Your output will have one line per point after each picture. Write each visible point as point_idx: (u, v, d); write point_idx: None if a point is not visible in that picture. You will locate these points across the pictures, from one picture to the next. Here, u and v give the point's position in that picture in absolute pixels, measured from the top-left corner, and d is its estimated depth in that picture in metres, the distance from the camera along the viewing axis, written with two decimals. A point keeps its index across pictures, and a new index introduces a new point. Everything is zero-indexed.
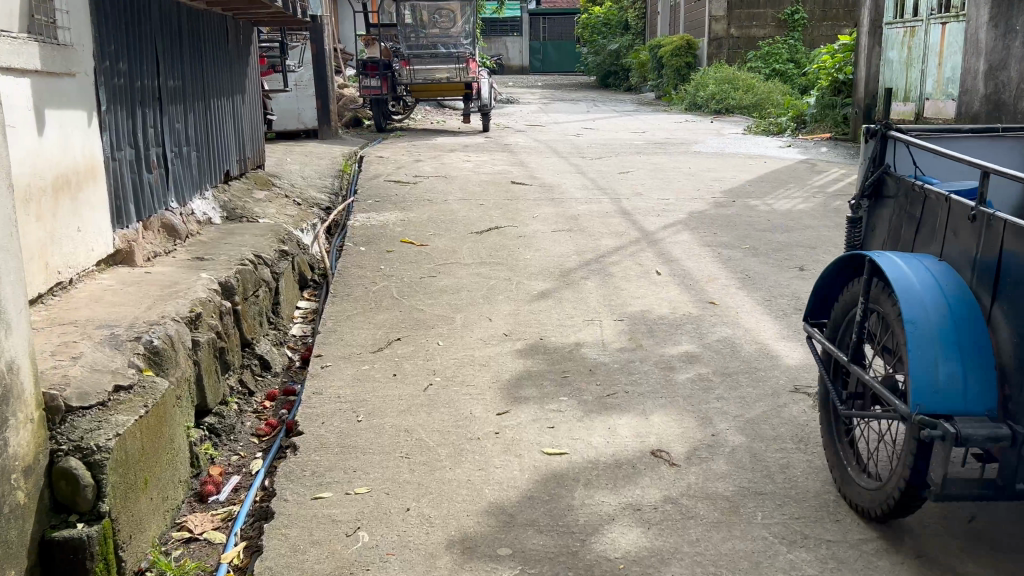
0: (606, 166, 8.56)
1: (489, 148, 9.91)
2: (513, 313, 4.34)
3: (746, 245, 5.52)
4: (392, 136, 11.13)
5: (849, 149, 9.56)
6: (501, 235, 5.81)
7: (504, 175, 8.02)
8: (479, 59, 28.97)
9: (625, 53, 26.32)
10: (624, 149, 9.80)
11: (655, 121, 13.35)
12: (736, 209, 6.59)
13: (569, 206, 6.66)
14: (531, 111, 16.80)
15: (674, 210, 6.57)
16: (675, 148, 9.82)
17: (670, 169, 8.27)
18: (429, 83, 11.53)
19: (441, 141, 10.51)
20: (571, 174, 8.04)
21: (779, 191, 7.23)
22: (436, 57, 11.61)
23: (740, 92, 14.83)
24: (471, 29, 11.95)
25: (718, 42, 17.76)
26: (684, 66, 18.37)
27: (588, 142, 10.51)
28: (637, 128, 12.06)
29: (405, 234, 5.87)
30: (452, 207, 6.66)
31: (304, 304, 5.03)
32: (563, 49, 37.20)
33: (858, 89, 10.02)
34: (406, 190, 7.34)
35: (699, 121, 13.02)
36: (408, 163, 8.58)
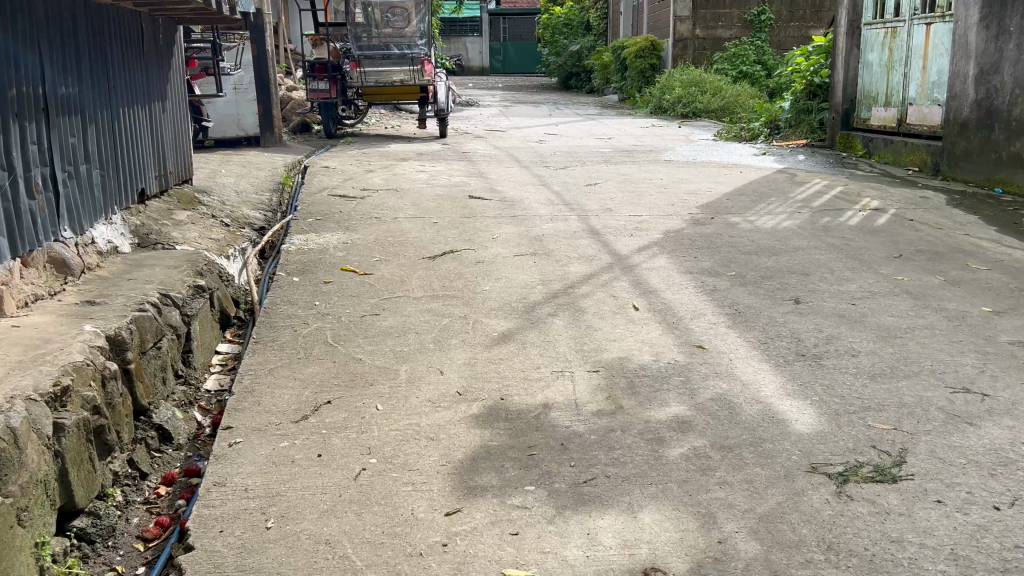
0: (572, 177, 7.93)
1: (446, 156, 9.24)
2: (468, 362, 3.67)
3: (732, 271, 4.92)
4: (342, 143, 10.40)
5: (827, 157, 9.04)
6: (456, 260, 5.15)
7: (461, 188, 7.35)
8: (437, 60, 28.24)
9: (587, 54, 25.81)
10: (590, 157, 9.18)
11: (622, 126, 12.80)
12: (716, 227, 6.00)
13: (532, 225, 6.02)
14: (491, 114, 16.14)
15: (648, 228, 5.96)
16: (644, 156, 9.22)
17: (641, 180, 7.67)
18: (382, 86, 10.85)
19: (394, 148, 9.81)
20: (535, 186, 7.40)
21: (761, 205, 6.66)
22: (390, 58, 10.85)
23: (708, 95, 14.35)
24: (427, 28, 11.13)
25: (683, 43, 17.13)
26: (649, 68, 17.87)
27: (552, 149, 9.89)
28: (604, 134, 11.47)
29: (347, 260, 5.17)
30: (403, 226, 5.98)
31: (224, 348, 4.31)
32: (524, 50, 36.63)
33: (835, 93, 9.53)
34: (352, 205, 6.63)
35: (667, 126, 12.50)
36: (357, 174, 7.87)
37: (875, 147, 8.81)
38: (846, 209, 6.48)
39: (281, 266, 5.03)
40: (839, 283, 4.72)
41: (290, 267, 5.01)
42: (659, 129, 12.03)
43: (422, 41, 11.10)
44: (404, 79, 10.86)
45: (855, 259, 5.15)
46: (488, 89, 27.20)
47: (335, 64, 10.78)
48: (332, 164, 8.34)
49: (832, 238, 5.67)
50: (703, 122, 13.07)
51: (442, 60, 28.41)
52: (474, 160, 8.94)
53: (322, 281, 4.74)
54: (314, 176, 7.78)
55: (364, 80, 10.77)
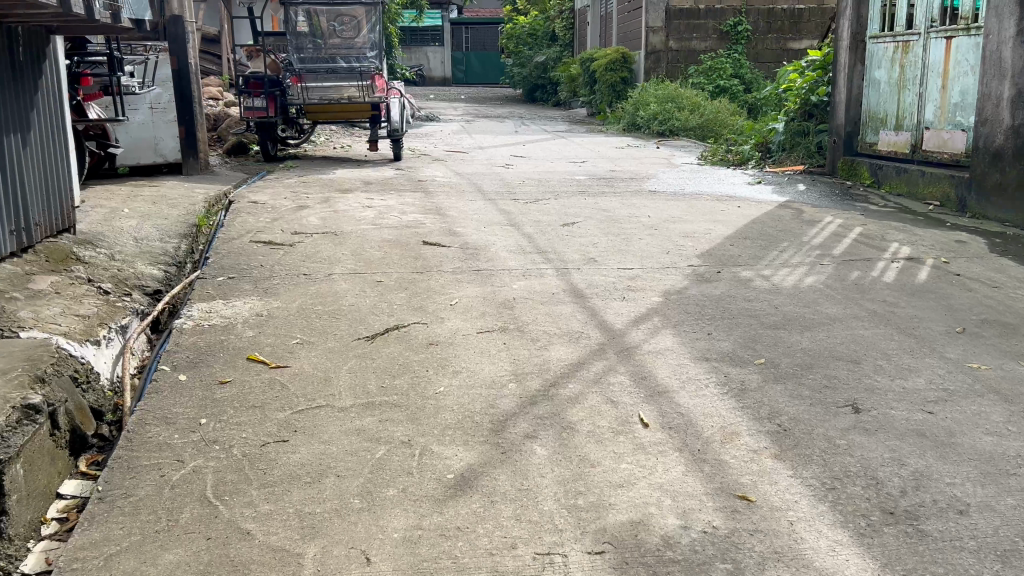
0: (544, 213, 6.79)
1: (399, 185, 8.04)
2: (409, 534, 2.49)
3: (760, 356, 3.80)
4: (280, 168, 9.15)
5: (830, 187, 8.03)
6: (401, 340, 3.96)
7: (415, 228, 6.18)
8: (397, 71, 27.06)
9: (553, 66, 24.79)
10: (564, 186, 8.04)
11: (595, 146, 11.72)
12: (725, 285, 4.90)
13: (500, 284, 4.86)
14: (453, 131, 14.99)
15: (644, 288, 4.83)
16: (624, 184, 8.12)
17: (625, 218, 6.55)
18: (327, 103, 9.50)
19: (341, 175, 8.59)
20: (502, 227, 6.24)
21: (771, 252, 5.58)
22: (335, 73, 9.66)
23: (685, 111, 13.37)
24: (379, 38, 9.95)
25: (656, 56, 16.24)
26: (620, 81, 16.88)
27: (520, 176, 8.76)
28: (577, 156, 10.37)
29: (259, 342, 3.96)
30: (338, 286, 4.78)
31: (69, 489, 3.06)
32: (487, 61, 35.56)
33: (836, 114, 8.56)
34: (278, 255, 5.42)
35: (644, 146, 11.45)
36: (291, 211, 6.65)
37: (884, 176, 7.80)
38: (875, 259, 5.42)
39: (168, 353, 3.81)
40: (901, 375, 3.63)
41: (181, 356, 3.78)
42: (636, 151, 10.96)
43: (372, 53, 9.94)
44: (352, 96, 9.54)
45: (911, 337, 4.05)
46: (450, 102, 26.08)
47: (274, 79, 9.48)
48: (264, 197, 7.11)
49: (870, 301, 4.59)
50: (682, 142, 12.03)
51: (402, 71, 27.21)
52: (430, 190, 7.75)
53: (219, 381, 3.53)
54: (239, 214, 6.53)
55: (306, 96, 9.51)
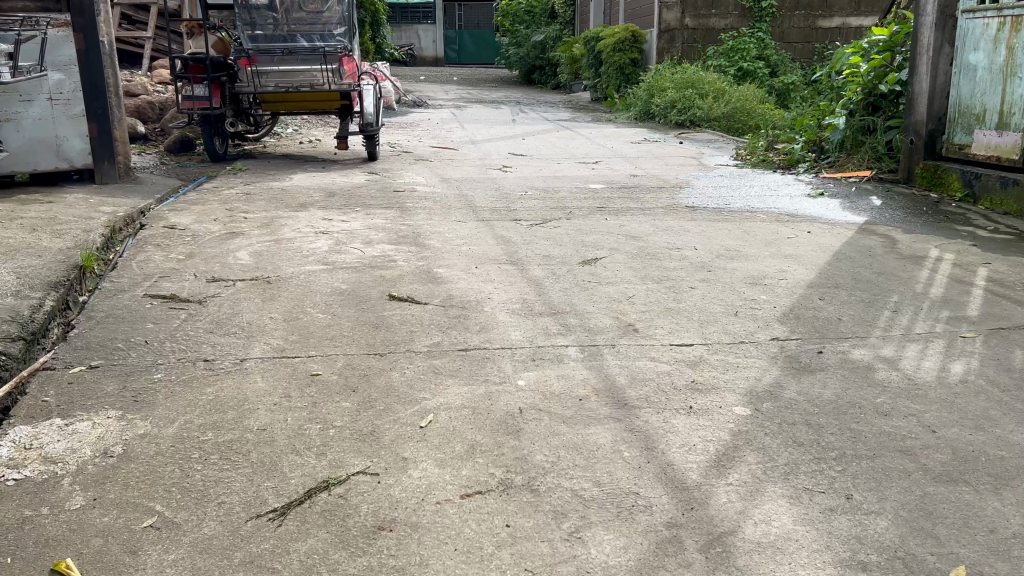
0: (554, 242, 5.15)
1: (369, 197, 6.38)
2: None
3: (955, 562, 2.18)
4: (227, 171, 7.46)
5: (912, 201, 6.39)
6: (332, 517, 2.33)
7: (381, 270, 4.54)
8: (385, 51, 25.28)
9: (551, 45, 22.99)
10: (576, 200, 6.38)
11: (607, 141, 10.06)
12: (835, 380, 3.27)
13: (499, 378, 3.22)
14: (443, 120, 13.29)
15: (717, 388, 3.18)
16: (653, 198, 6.46)
17: (663, 253, 4.91)
18: (285, 91, 7.78)
19: (299, 183, 6.92)
20: (500, 269, 4.60)
21: (881, 315, 3.95)
22: (294, 54, 7.74)
23: (708, 99, 11.72)
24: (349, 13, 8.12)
25: (670, 35, 14.54)
26: (629, 63, 15.19)
27: (522, 183, 7.10)
28: (588, 156, 8.69)
29: (87, 524, 2.30)
30: (251, 386, 3.13)
31: None
32: (480, 39, 33.64)
33: (912, 108, 6.91)
34: (178, 322, 3.75)
35: (665, 142, 9.79)
36: (218, 241, 4.99)
37: (983, 188, 6.18)
38: None
39: None
40: None
41: None
42: (657, 148, 9.31)
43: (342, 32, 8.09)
44: (314, 82, 7.74)
45: None
46: (441, 84, 24.28)
47: (219, 62, 7.74)
48: (188, 219, 5.44)
49: None
50: (706, 136, 10.39)
51: (390, 50, 25.33)
52: (406, 205, 6.09)
53: None
54: (146, 245, 4.86)
55: (259, 83, 7.74)
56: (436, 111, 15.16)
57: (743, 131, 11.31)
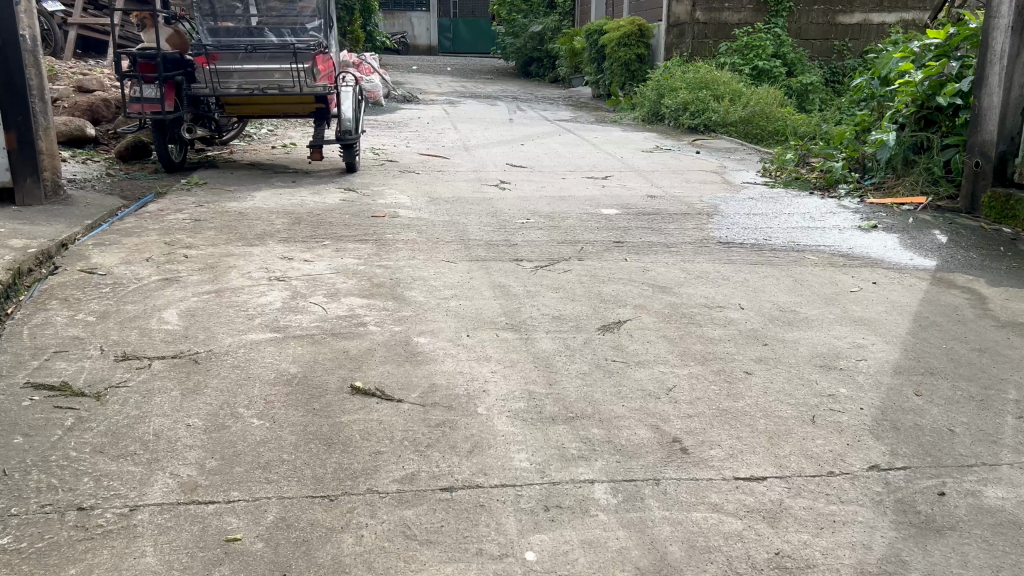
0: (564, 295, 4.16)
1: (339, 225, 5.37)
2: None
3: None
4: (179, 187, 6.43)
5: (984, 237, 5.40)
6: None
7: (344, 340, 3.54)
8: (375, 40, 24.13)
9: (550, 37, 21.95)
10: (587, 232, 5.39)
11: (616, 149, 9.07)
12: (977, 549, 2.29)
13: (497, 546, 2.23)
14: (435, 119, 12.27)
15: (816, 569, 2.19)
16: (677, 229, 5.48)
17: (701, 315, 3.92)
18: (250, 93, 6.70)
19: (260, 204, 5.90)
20: (496, 337, 3.61)
21: (1004, 423, 2.97)
22: (259, 50, 6.70)
23: (724, 102, 10.76)
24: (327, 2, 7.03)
25: (680, 29, 13.56)
26: (635, 59, 14.19)
27: (522, 207, 6.11)
28: (597, 169, 7.70)
29: None
30: (134, 565, 2.13)
31: None
32: (476, 29, 32.55)
33: (977, 125, 5.93)
34: (60, 433, 2.73)
35: (681, 153, 8.80)
36: (144, 292, 3.98)
37: None
38: None
39: None
40: None
41: None
42: (673, 159, 8.33)
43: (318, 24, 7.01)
44: (282, 83, 6.69)
45: None
46: (434, 75, 23.22)
47: (174, 59, 6.69)
48: (114, 258, 4.44)
49: None
50: (724, 145, 9.43)
51: (381, 39, 24.24)
52: (384, 238, 5.09)
53: None
54: (50, 297, 3.85)
55: (220, 83, 6.67)
56: (428, 108, 14.13)
57: (763, 138, 10.38)
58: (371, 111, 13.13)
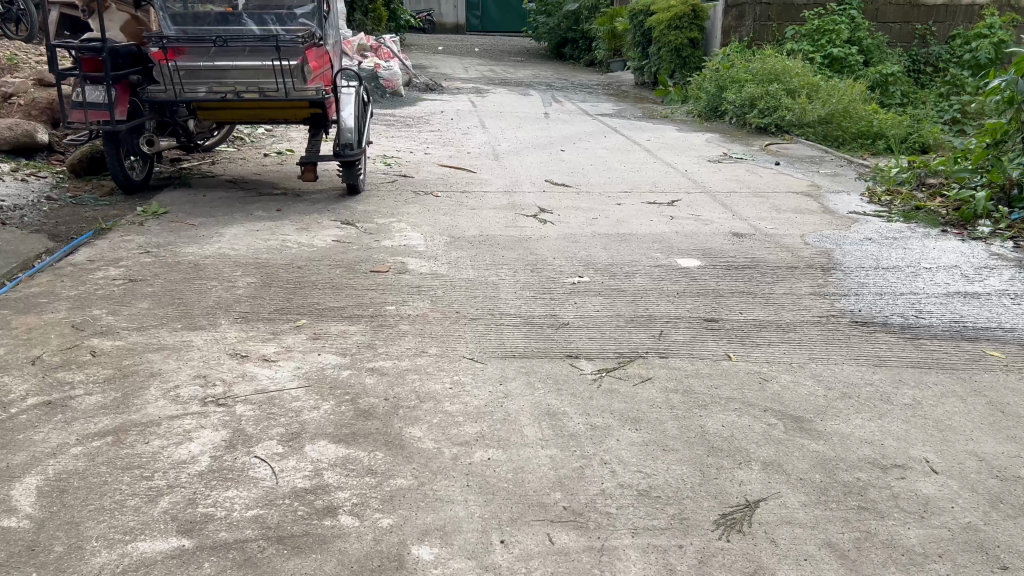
0: (647, 437, 2.71)
1: (325, 287, 3.95)
2: None
3: None
4: (130, 219, 5.02)
5: None
6: None
7: (296, 552, 2.12)
8: (399, 20, 22.63)
9: (586, 16, 20.28)
10: (663, 300, 3.93)
11: (675, 159, 7.59)
12: None
13: None
14: (462, 115, 10.83)
15: None
16: (784, 296, 4.01)
17: (874, 491, 2.46)
18: (223, 100, 5.25)
19: (228, 250, 4.51)
20: (550, 543, 2.18)
21: None
22: (234, 44, 5.15)
23: (799, 98, 9.23)
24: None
25: (739, 10, 12.06)
26: (686, 44, 12.64)
27: (571, 252, 4.69)
28: (659, 190, 6.25)
29: None
30: None
31: None
32: (506, 6, 30.82)
33: None
34: None
35: (757, 165, 7.30)
36: (3, 433, 2.58)
37: None
38: None
39: None
40: None
41: None
42: (748, 176, 6.85)
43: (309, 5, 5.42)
44: (263, 84, 5.20)
45: None
46: (460, 56, 21.69)
47: (128, 53, 5.25)
48: None
49: None
50: (805, 153, 7.91)
51: (406, 16, 22.69)
52: (382, 314, 3.67)
53: None
54: None
55: (184, 86, 5.22)
56: (453, 99, 12.67)
57: (844, 141, 8.86)
58: (389, 104, 11.71)
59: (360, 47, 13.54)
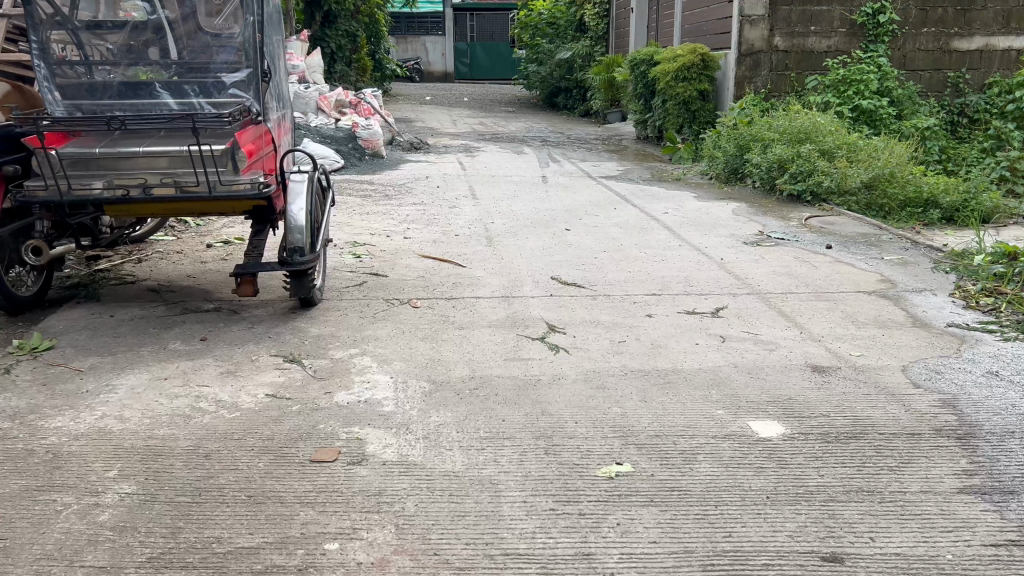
0: None
1: (239, 502, 2.62)
2: None
3: None
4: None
5: None
6: None
7: None
8: (384, 70, 21.57)
9: (581, 65, 19.25)
10: (748, 511, 2.61)
11: (706, 242, 6.34)
12: None
13: None
14: (452, 180, 9.61)
15: None
16: (927, 501, 2.69)
17: None
18: (130, 203, 3.95)
19: (112, 422, 3.18)
20: None
21: None
22: (136, 125, 3.86)
23: (835, 161, 8.07)
24: (255, 20, 4.12)
25: (754, 59, 10.98)
26: (696, 96, 11.52)
27: (598, 406, 3.37)
28: (698, 291, 4.98)
29: None
30: None
31: None
32: (495, 52, 29.88)
33: None
34: None
35: (805, 250, 6.06)
36: None
37: None
38: None
39: None
40: None
41: None
42: (799, 267, 5.59)
43: (244, 70, 4.16)
44: (179, 177, 3.92)
45: None
46: (449, 107, 20.57)
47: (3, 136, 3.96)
48: None
49: None
50: (856, 231, 6.67)
51: (391, 66, 21.62)
52: (316, 561, 2.34)
53: None
54: None
55: (75, 181, 3.91)
56: (440, 159, 11.47)
57: (891, 209, 7.64)
58: (368, 168, 10.50)
59: (338, 103, 12.45)
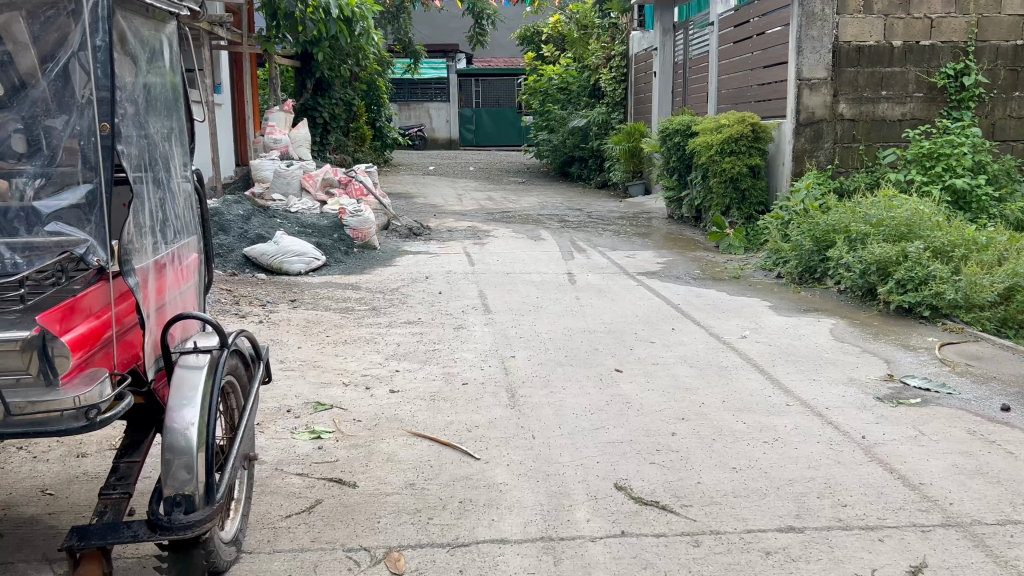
0: None
1: None
2: None
3: None
4: None
5: None
6: None
7: None
8: (384, 140, 19.96)
9: (596, 133, 17.61)
10: None
11: (822, 397, 4.45)
12: None
13: None
14: (459, 282, 7.76)
15: None
16: None
17: None
18: None
19: None
20: None
21: None
22: None
23: (956, 266, 6.22)
24: (105, 97, 2.23)
25: (815, 129, 9.22)
26: (746, 172, 9.74)
27: None
28: (864, 525, 3.05)
29: None
30: None
31: None
32: (501, 118, 28.41)
33: None
34: None
35: (975, 417, 4.15)
36: None
37: None
38: None
39: None
40: None
41: None
42: (990, 456, 3.66)
43: (81, 187, 2.25)
44: None
45: None
46: (454, 179, 18.90)
47: None
48: None
49: None
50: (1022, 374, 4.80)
51: (392, 135, 20.02)
52: None
53: None
54: None
55: None
56: (444, 250, 9.66)
57: None
58: (358, 263, 8.68)
59: (326, 182, 10.65)
